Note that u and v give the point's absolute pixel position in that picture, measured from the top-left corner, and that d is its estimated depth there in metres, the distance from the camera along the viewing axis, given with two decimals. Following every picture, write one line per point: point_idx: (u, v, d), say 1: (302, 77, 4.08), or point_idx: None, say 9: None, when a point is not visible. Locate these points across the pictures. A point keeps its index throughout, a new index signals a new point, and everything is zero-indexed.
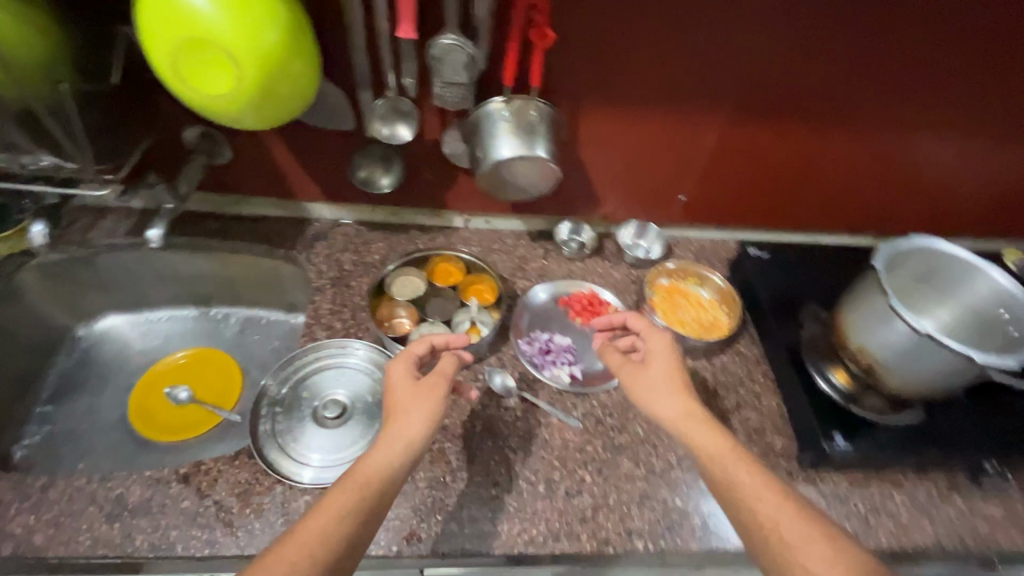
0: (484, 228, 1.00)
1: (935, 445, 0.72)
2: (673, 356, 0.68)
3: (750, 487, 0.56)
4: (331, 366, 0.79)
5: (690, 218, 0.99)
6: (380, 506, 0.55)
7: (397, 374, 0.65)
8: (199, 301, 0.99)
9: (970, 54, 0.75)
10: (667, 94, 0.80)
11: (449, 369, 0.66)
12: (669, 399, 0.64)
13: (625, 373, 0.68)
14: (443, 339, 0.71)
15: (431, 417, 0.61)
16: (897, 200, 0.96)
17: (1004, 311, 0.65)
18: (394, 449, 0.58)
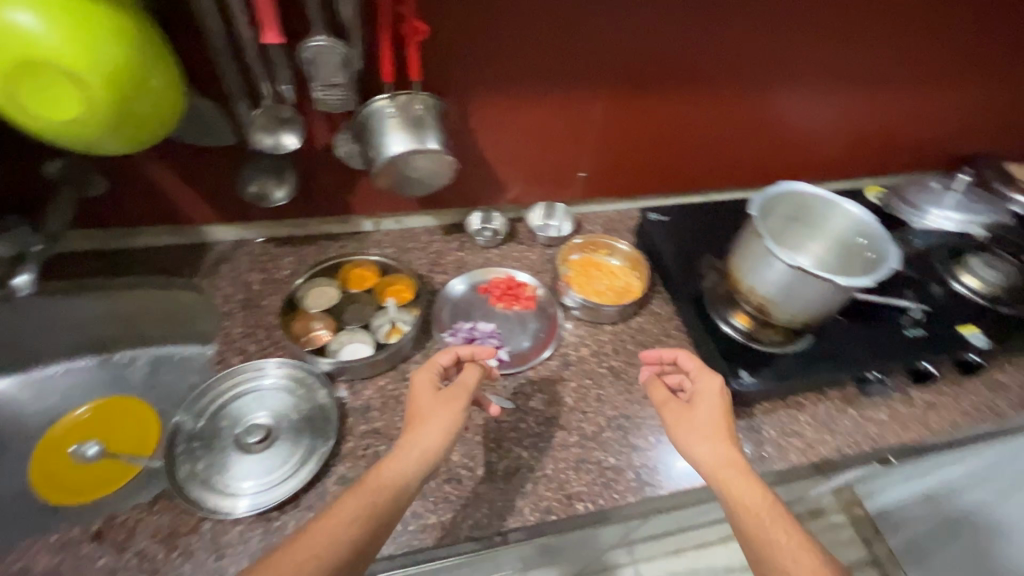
0: (396, 228, 1.00)
1: (826, 364, 0.81)
2: (724, 405, 0.68)
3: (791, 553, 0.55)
4: (250, 390, 0.76)
5: (593, 193, 1.03)
6: (389, 515, 0.57)
7: (420, 385, 0.67)
8: (97, 347, 0.91)
9: (807, 14, 0.83)
10: (549, 76, 0.82)
11: (471, 381, 0.68)
12: (719, 447, 0.63)
13: (670, 411, 0.69)
14: (469, 350, 0.73)
15: (448, 428, 0.63)
16: (773, 152, 1.05)
17: (862, 238, 0.73)
18: (409, 458, 0.61)
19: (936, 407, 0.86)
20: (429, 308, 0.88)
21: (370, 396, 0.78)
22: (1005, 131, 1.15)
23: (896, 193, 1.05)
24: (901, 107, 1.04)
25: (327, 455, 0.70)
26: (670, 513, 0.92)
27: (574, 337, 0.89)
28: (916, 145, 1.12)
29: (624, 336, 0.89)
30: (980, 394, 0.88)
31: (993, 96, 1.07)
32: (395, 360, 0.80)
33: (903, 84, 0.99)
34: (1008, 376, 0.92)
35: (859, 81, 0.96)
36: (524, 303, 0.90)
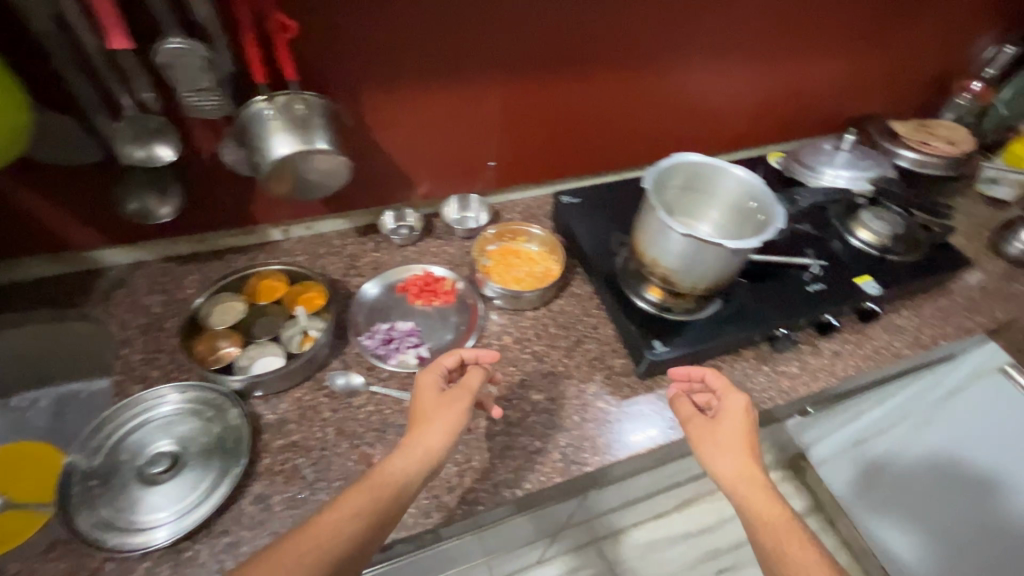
0: (308, 235, 0.97)
1: (735, 325, 0.84)
2: (749, 423, 0.68)
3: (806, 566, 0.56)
4: (153, 419, 0.72)
5: (506, 182, 1.04)
6: (391, 513, 0.57)
7: (425, 385, 0.69)
8: None
9: None
10: (441, 67, 0.82)
11: (474, 385, 0.69)
12: (741, 461, 0.64)
13: (695, 427, 0.69)
14: (473, 353, 0.74)
15: (451, 429, 0.64)
16: (675, 127, 1.08)
17: (753, 201, 0.76)
18: (412, 456, 0.61)
19: (841, 355, 0.91)
20: (342, 312, 0.86)
21: (286, 408, 0.75)
22: (885, 91, 1.23)
23: (795, 158, 1.09)
24: (788, 75, 1.09)
25: (240, 475, 0.67)
26: (609, 487, 0.93)
27: (496, 326, 0.89)
28: (807, 110, 1.19)
29: (546, 320, 0.90)
30: (879, 338, 0.94)
31: (869, 60, 1.14)
32: (310, 370, 0.78)
33: (787, 53, 1.05)
34: (903, 319, 0.98)
35: (745, 52, 1.01)
36: (442, 298, 0.90)
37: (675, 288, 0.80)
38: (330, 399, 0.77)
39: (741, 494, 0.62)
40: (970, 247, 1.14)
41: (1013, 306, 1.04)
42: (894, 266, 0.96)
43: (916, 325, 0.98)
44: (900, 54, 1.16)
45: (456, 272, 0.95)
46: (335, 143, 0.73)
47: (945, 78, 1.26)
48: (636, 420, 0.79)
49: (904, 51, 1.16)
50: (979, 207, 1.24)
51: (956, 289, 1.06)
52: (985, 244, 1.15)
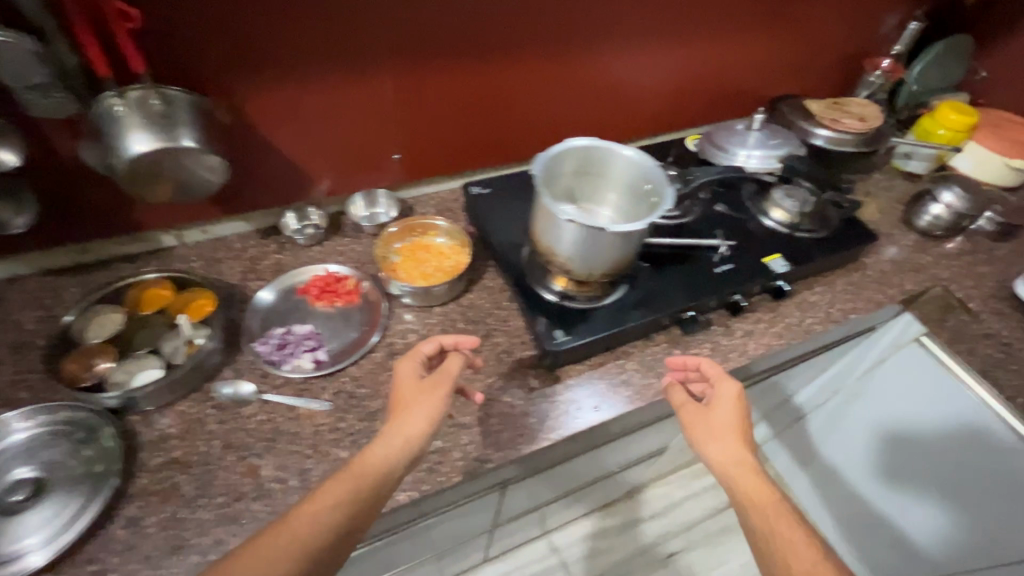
0: (204, 239, 0.92)
1: (639, 310, 0.83)
2: (738, 408, 0.71)
3: (790, 539, 0.60)
4: (16, 446, 0.67)
5: (415, 175, 1.01)
6: (372, 502, 0.58)
7: (404, 374, 0.69)
8: None
9: None
10: (324, 54, 0.78)
11: (454, 370, 0.69)
12: (732, 445, 0.68)
13: (688, 413, 0.73)
14: (452, 339, 0.75)
15: (432, 416, 0.65)
16: (587, 112, 1.07)
17: (647, 183, 0.75)
18: (393, 445, 0.62)
19: (754, 334, 0.91)
20: (235, 319, 0.82)
21: (168, 423, 0.71)
22: (801, 70, 1.24)
23: (708, 139, 1.08)
24: (700, 55, 1.09)
25: (111, 493, 0.63)
26: (529, 480, 0.92)
27: (403, 324, 0.86)
28: (722, 92, 1.19)
29: (455, 316, 0.88)
30: (792, 315, 0.95)
31: (781, 38, 1.14)
32: (197, 381, 0.74)
33: (696, 34, 1.04)
34: (816, 296, 0.99)
35: (652, 32, 1.00)
36: (344, 299, 0.87)
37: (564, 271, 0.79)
38: (218, 410, 0.73)
39: (732, 477, 0.66)
40: (884, 222, 1.16)
41: (922, 278, 1.06)
42: (804, 243, 0.97)
43: (829, 300, 0.99)
44: (811, 31, 1.17)
45: (362, 271, 0.91)
46: (204, 140, 0.69)
47: (858, 55, 1.27)
48: (542, 413, 0.78)
49: (814, 30, 1.17)
50: (894, 182, 1.26)
51: (869, 263, 1.07)
52: (899, 218, 1.17)
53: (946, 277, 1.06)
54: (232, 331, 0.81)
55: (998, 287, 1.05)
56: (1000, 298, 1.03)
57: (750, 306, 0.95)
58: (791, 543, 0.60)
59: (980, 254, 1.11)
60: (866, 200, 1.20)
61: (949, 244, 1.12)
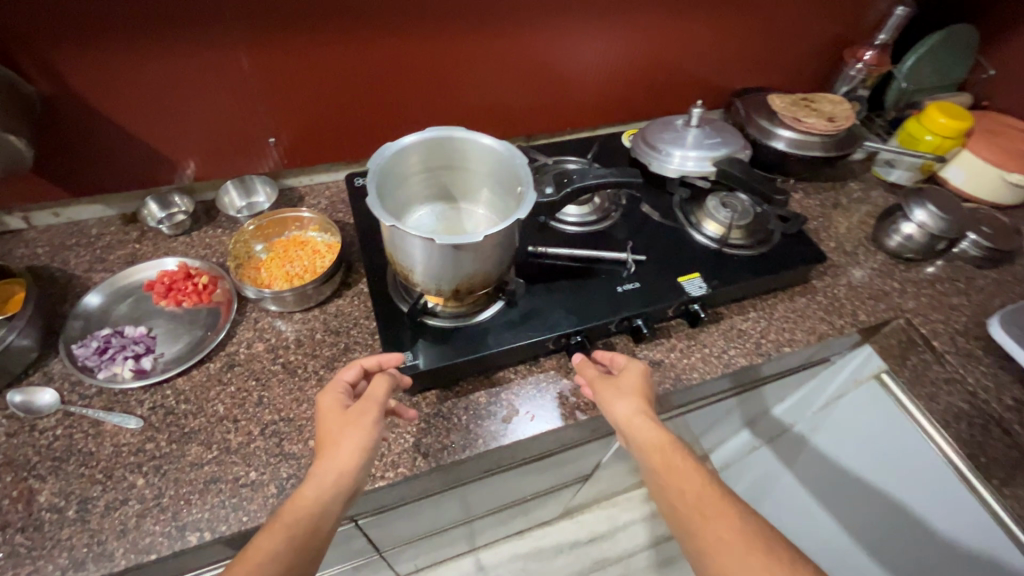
0: (56, 222, 0.83)
1: (511, 330, 0.72)
2: (645, 377, 0.64)
3: (684, 474, 0.57)
4: None
5: (301, 162, 0.91)
6: (316, 541, 0.51)
7: (325, 407, 0.58)
8: None
9: None
10: (156, 23, 0.67)
11: (382, 394, 0.58)
12: (640, 406, 0.61)
13: (597, 386, 0.64)
14: (374, 360, 0.64)
15: (363, 447, 0.54)
16: (503, 97, 0.94)
17: (520, 186, 0.62)
18: (323, 482, 0.52)
19: (661, 365, 0.78)
20: (60, 318, 0.74)
21: None
22: (766, 60, 1.08)
23: (642, 137, 0.95)
24: (639, 40, 0.94)
25: None
26: (400, 510, 0.82)
27: (252, 332, 0.76)
28: (670, 82, 1.04)
29: (315, 324, 0.78)
30: (713, 345, 0.81)
31: (740, 22, 0.98)
32: None
33: (631, 13, 0.89)
34: (748, 323, 0.85)
35: (576, 11, 0.85)
36: (192, 299, 0.76)
37: (421, 291, 0.68)
38: (10, 422, 0.65)
39: (634, 438, 0.59)
40: (849, 239, 1.00)
41: (882, 308, 0.89)
42: (734, 261, 0.84)
43: (763, 328, 0.84)
44: (779, 15, 1.00)
45: (220, 265, 0.82)
46: None
47: (838, 45, 1.10)
48: (385, 445, 0.67)
49: (785, 14, 1.00)
50: (871, 192, 1.09)
51: (821, 286, 0.91)
52: (868, 235, 1.00)
53: (910, 307, 0.90)
54: (55, 330, 0.73)
55: (971, 323, 0.89)
56: (971, 338, 0.87)
57: (663, 332, 0.82)
58: (688, 483, 0.56)
59: (959, 282, 0.95)
60: (833, 213, 1.04)
61: (923, 269, 0.96)
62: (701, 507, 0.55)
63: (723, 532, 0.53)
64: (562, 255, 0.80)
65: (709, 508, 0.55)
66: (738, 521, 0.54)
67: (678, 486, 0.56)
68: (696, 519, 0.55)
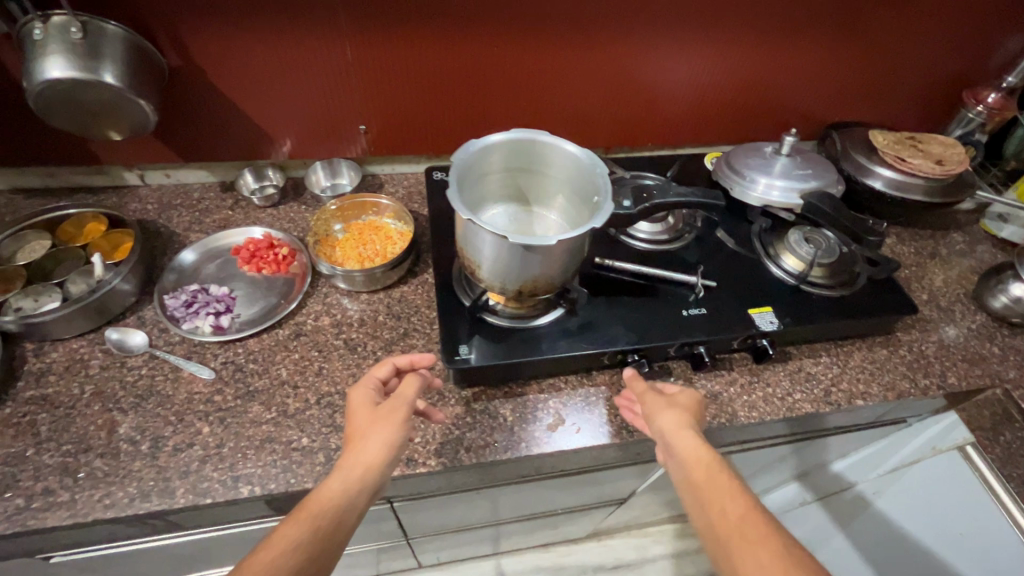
0: (166, 183, 0.92)
1: (567, 338, 0.72)
2: (698, 403, 0.63)
3: (729, 493, 0.52)
4: None
5: (386, 151, 0.95)
6: (340, 535, 0.51)
7: (357, 401, 0.60)
8: None
9: None
10: (270, 9, 0.73)
11: (412, 393, 0.60)
12: (683, 419, 0.59)
13: (645, 396, 0.63)
14: (407, 359, 0.66)
15: (392, 446, 0.55)
16: (587, 107, 0.94)
17: (596, 196, 0.62)
18: (350, 476, 0.53)
19: (718, 398, 0.75)
20: (157, 270, 0.81)
21: (55, 358, 0.70)
22: (872, 93, 1.02)
23: (726, 160, 0.92)
24: (737, 60, 0.91)
25: None
26: (434, 499, 0.83)
27: (321, 305, 0.80)
28: (764, 107, 1.00)
29: (379, 306, 0.81)
30: (777, 385, 0.77)
31: (847, 53, 0.93)
32: (95, 322, 0.73)
33: (732, 32, 0.87)
34: (819, 367, 0.79)
35: (675, 25, 0.84)
36: (272, 267, 0.82)
37: (484, 287, 0.69)
38: (104, 356, 0.71)
39: (679, 449, 0.56)
40: (944, 293, 0.91)
41: (976, 373, 0.81)
42: (810, 301, 0.79)
43: (835, 376, 0.79)
44: (893, 47, 0.94)
45: (301, 239, 0.87)
46: (127, 80, 0.68)
47: (956, 85, 1.02)
48: (429, 435, 0.68)
49: (899, 48, 0.94)
50: (977, 247, 1.00)
51: (906, 339, 0.84)
52: (967, 292, 0.92)
53: (1010, 378, 0.81)
54: (151, 279, 0.79)
55: None
56: None
57: (725, 364, 0.78)
58: (731, 503, 0.51)
59: None
60: (929, 263, 0.96)
61: None
62: (742, 530, 0.49)
63: (765, 560, 0.47)
64: (627, 270, 0.79)
65: (754, 533, 0.49)
66: (784, 551, 0.48)
67: (719, 505, 0.52)
68: (734, 542, 0.49)
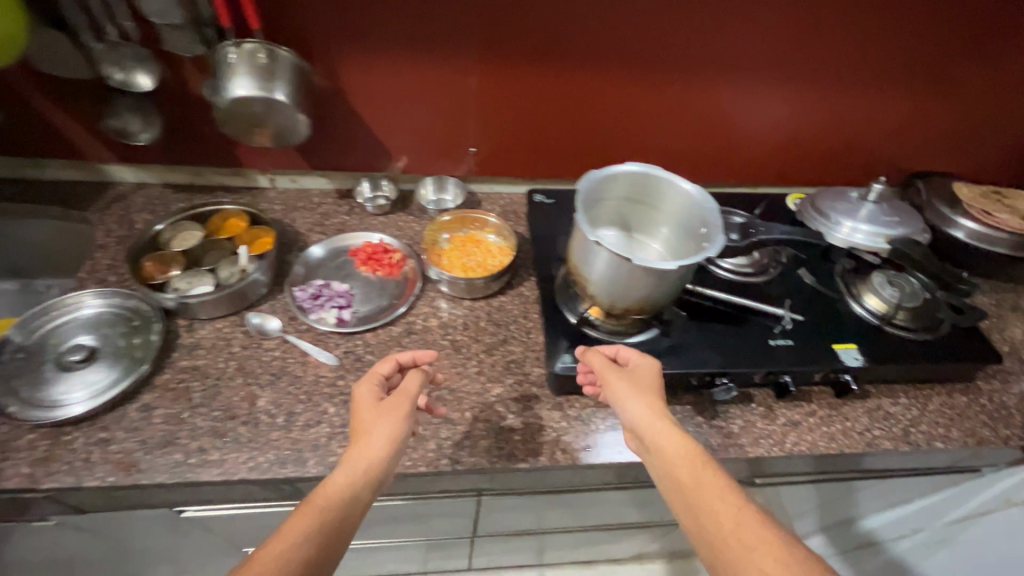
0: (291, 186, 1.02)
1: (662, 358, 0.77)
2: (658, 375, 0.68)
3: (714, 488, 0.56)
4: (79, 317, 0.78)
5: (489, 172, 1.03)
6: (349, 524, 0.54)
7: (362, 397, 0.64)
8: (18, 272, 1.00)
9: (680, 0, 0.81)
10: (415, 42, 0.83)
11: (414, 387, 0.65)
12: (653, 408, 0.63)
13: (611, 374, 0.67)
14: (410, 355, 0.72)
15: (394, 437, 0.60)
16: (680, 143, 1.01)
17: (703, 227, 0.69)
18: (356, 468, 0.57)
19: (799, 427, 0.78)
20: (287, 264, 0.90)
21: (204, 334, 0.80)
22: (957, 146, 1.05)
23: (811, 201, 0.98)
24: (826, 107, 0.97)
25: (140, 378, 0.73)
26: (512, 498, 0.88)
27: (429, 307, 0.88)
28: (848, 153, 1.05)
29: (480, 313, 0.88)
30: (856, 420, 0.80)
31: (934, 106, 0.98)
32: (237, 306, 0.83)
33: (823, 81, 0.93)
34: (898, 407, 0.82)
35: (770, 72, 0.91)
36: (386, 270, 0.91)
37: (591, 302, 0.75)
38: (245, 336, 0.81)
39: (654, 440, 0.60)
40: None
41: None
42: (894, 341, 0.82)
43: (914, 417, 0.81)
44: (981, 104, 0.98)
45: (410, 246, 0.95)
46: (294, 97, 0.78)
47: None
48: (527, 434, 0.74)
49: (986, 105, 0.98)
50: None
51: (987, 389, 0.86)
52: None
53: None
54: (281, 272, 0.89)
55: None
56: None
57: (805, 395, 0.82)
58: (720, 504, 0.55)
59: None
60: (1009, 315, 0.98)
61: None
62: (736, 526, 0.53)
63: (762, 560, 0.50)
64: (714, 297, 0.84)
65: (752, 540, 0.51)
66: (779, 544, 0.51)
67: (705, 502, 0.55)
68: (733, 546, 0.52)
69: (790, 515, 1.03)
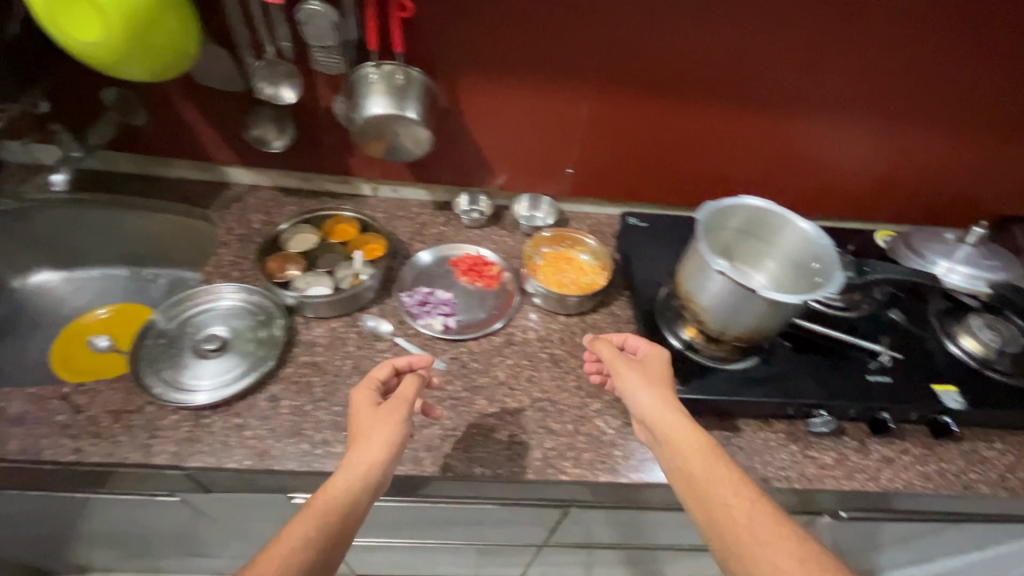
0: (392, 196, 1.06)
1: (762, 386, 0.79)
2: (666, 364, 0.71)
3: (726, 483, 0.59)
4: (214, 309, 0.85)
5: (581, 193, 1.07)
6: (352, 520, 0.56)
7: (360, 402, 0.67)
8: (132, 261, 1.04)
9: (794, 43, 0.84)
10: (535, 70, 0.88)
11: (410, 393, 0.67)
12: (663, 403, 0.66)
13: (622, 365, 0.70)
14: (405, 360, 0.73)
15: (392, 439, 0.62)
16: (772, 176, 1.03)
17: (814, 263, 0.72)
18: (355, 470, 0.59)
19: (893, 464, 0.79)
20: (393, 269, 0.95)
21: (321, 333, 0.85)
22: None
23: (905, 240, 0.97)
24: (923, 149, 0.98)
25: (267, 370, 0.78)
26: (594, 511, 0.90)
27: (526, 320, 0.91)
28: (940, 194, 1.06)
29: (575, 329, 0.91)
30: (952, 462, 0.80)
31: None
32: (349, 308, 0.87)
33: (924, 123, 0.94)
34: (994, 452, 0.82)
35: (873, 112, 0.93)
36: (486, 281, 0.95)
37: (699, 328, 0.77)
38: (358, 337, 0.85)
39: (666, 432, 0.63)
40: None
41: None
42: (993, 386, 0.82)
43: (1011, 463, 0.81)
44: None
45: (506, 260, 0.99)
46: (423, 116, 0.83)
47: None
48: (628, 450, 0.77)
49: None
50: None
51: None
52: None
53: None
54: (388, 278, 0.94)
55: None
56: None
57: (899, 433, 0.83)
58: (734, 499, 0.57)
59: None
60: None
61: None
62: (749, 520, 0.56)
63: (778, 556, 0.53)
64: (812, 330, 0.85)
65: (765, 535, 0.54)
66: (786, 533, 0.55)
67: (719, 499, 0.58)
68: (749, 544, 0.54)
69: (863, 553, 1.02)
